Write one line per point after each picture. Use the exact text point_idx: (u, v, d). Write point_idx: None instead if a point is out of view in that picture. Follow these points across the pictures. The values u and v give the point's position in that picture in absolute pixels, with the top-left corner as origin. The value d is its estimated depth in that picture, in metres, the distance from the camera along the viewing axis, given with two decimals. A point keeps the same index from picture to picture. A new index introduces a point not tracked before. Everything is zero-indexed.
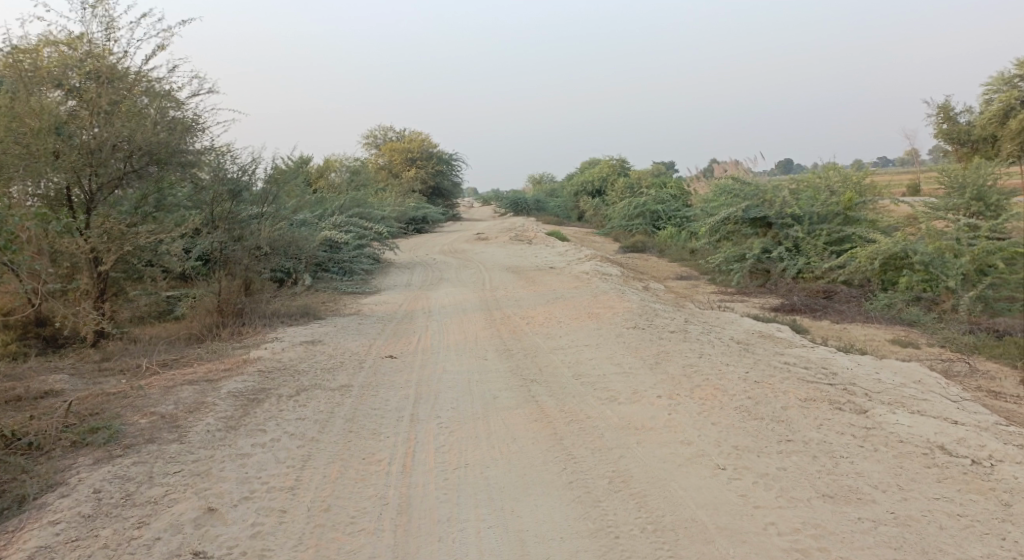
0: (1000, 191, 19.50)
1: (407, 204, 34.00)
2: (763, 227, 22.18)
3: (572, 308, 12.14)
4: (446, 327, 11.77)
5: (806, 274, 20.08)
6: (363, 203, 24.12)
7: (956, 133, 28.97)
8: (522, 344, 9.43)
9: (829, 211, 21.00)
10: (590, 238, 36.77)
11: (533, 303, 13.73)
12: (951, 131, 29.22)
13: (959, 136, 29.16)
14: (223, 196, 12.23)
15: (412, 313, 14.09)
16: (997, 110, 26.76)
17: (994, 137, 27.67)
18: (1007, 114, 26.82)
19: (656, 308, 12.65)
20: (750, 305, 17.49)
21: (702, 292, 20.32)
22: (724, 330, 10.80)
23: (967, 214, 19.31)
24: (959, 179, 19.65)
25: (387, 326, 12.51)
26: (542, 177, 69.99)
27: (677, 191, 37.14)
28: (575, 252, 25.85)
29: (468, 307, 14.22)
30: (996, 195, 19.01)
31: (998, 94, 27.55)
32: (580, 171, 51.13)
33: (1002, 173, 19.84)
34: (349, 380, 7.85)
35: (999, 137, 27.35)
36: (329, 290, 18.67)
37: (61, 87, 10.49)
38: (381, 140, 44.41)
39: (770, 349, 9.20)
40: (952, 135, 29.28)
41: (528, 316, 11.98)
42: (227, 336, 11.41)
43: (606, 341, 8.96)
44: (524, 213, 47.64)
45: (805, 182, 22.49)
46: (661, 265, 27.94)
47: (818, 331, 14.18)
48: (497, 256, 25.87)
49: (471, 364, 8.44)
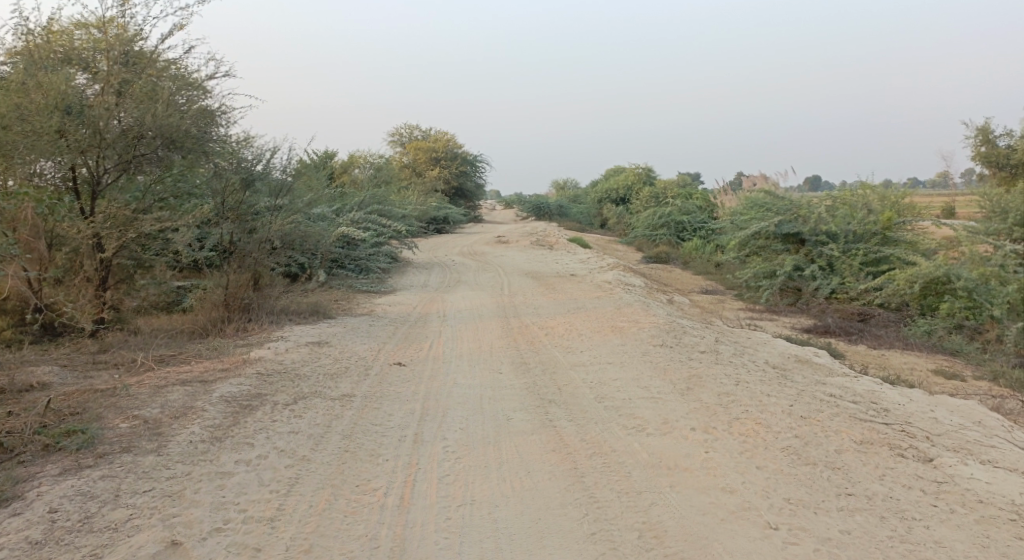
0: None
1: (430, 204, 33.46)
2: (796, 244, 21.37)
3: (594, 320, 11.51)
4: (461, 333, 11.17)
5: (840, 294, 19.30)
6: (384, 200, 23.57)
7: (993, 156, 28.02)
8: (541, 356, 8.80)
9: (865, 230, 20.17)
10: (612, 246, 36.06)
11: (553, 312, 13.09)
12: (988, 154, 28.29)
13: (996, 159, 28.23)
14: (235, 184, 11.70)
15: (426, 317, 13.50)
16: None
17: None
18: None
19: (684, 324, 11.94)
20: (780, 324, 16.73)
21: (730, 308, 19.54)
22: (758, 353, 10.08)
23: (1010, 240, 18.45)
24: (1001, 203, 18.80)
25: (399, 329, 11.93)
26: (566, 182, 69.38)
27: (703, 202, 36.38)
28: (598, 260, 25.17)
29: (484, 313, 13.61)
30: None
31: None
32: (604, 177, 50.43)
33: None
34: (352, 389, 7.23)
35: None
36: (342, 288, 18.22)
37: (80, 66, 10.02)
38: (406, 138, 43.99)
39: (810, 377, 8.49)
40: (989, 158, 28.32)
41: (548, 326, 11.34)
42: (232, 333, 10.89)
43: (632, 359, 8.30)
44: (546, 217, 47.00)
45: (841, 199, 21.67)
46: (685, 278, 27.17)
47: (855, 356, 13.42)
48: (518, 261, 25.21)
49: (485, 377, 7.80)
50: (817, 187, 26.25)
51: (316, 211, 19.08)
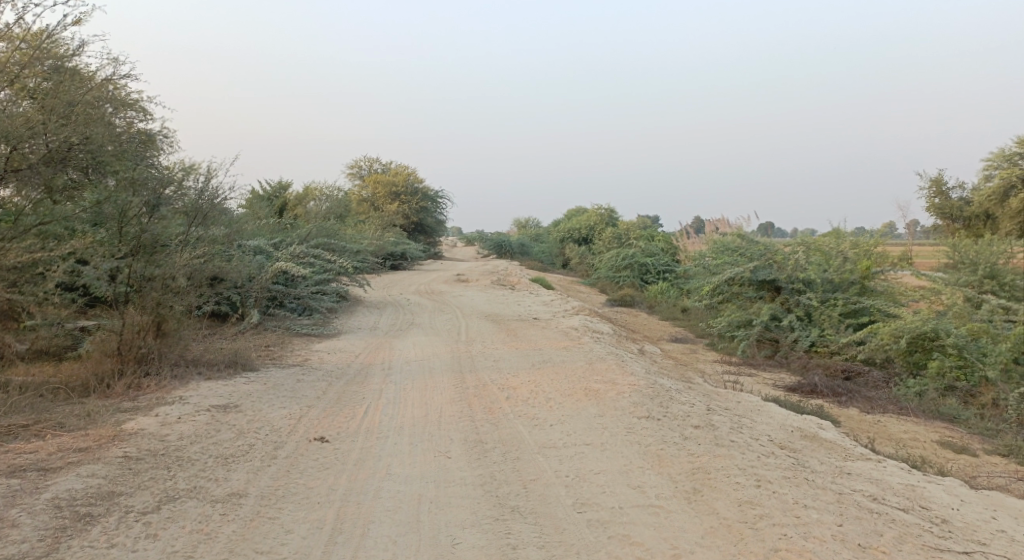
0: (1012, 271, 18.16)
1: (386, 239, 31.68)
2: (771, 291, 19.89)
3: (561, 379, 9.84)
4: (404, 393, 9.34)
5: (820, 347, 17.77)
6: (333, 234, 21.71)
7: (948, 209, 27.25)
8: (501, 430, 7.09)
9: (844, 278, 18.77)
10: (575, 287, 34.50)
11: (512, 366, 11.29)
12: (942, 207, 27.49)
13: (950, 213, 27.41)
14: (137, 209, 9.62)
15: (368, 368, 11.71)
16: (997, 187, 24.86)
17: (988, 214, 26.04)
18: (1007, 193, 24.89)
19: (665, 384, 10.31)
20: (760, 380, 15.18)
21: (704, 360, 17.99)
22: (758, 424, 8.41)
23: (979, 292, 17.80)
24: (970, 255, 18.46)
25: (332, 385, 10.08)
26: (530, 220, 68.11)
27: (665, 245, 35.12)
28: (562, 303, 23.60)
29: (437, 365, 11.81)
30: (1009, 274, 17.56)
31: (997, 171, 25.46)
32: (566, 217, 49.20)
33: (1015, 252, 18.57)
34: (244, 484, 5.45)
35: (994, 215, 25.63)
36: (276, 330, 16.34)
37: None
38: (366, 171, 42.29)
39: (830, 465, 6.83)
40: (944, 210, 27.58)
41: (509, 385, 9.62)
42: (120, 391, 9.07)
43: (613, 438, 6.66)
44: (508, 256, 45.45)
45: (814, 246, 20.13)
46: (653, 324, 25.62)
47: (851, 423, 11.84)
48: (477, 302, 23.48)
49: (426, 463, 6.04)
50: (765, 233, 25.04)
51: (246, 246, 17.34)
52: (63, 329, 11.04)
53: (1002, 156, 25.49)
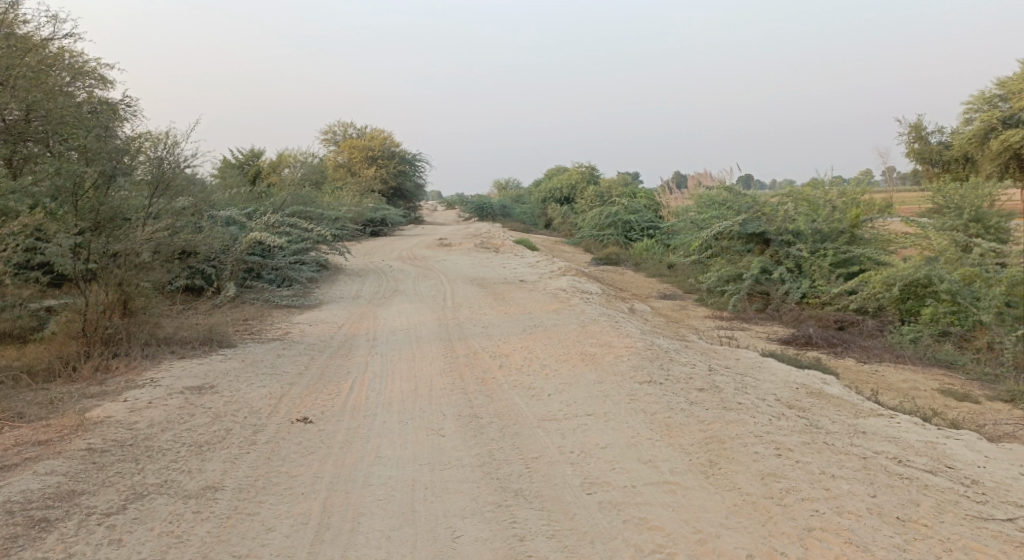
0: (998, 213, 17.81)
1: (365, 206, 30.98)
2: (760, 244, 19.48)
3: (554, 344, 9.41)
4: (391, 366, 8.86)
5: (811, 298, 17.38)
6: (309, 202, 21.05)
7: (927, 153, 26.89)
8: (495, 403, 6.66)
9: (833, 228, 18.36)
10: (559, 248, 34.02)
11: (501, 332, 10.81)
12: (922, 151, 27.14)
13: (930, 156, 27.07)
14: (95, 181, 9.03)
15: (350, 340, 11.23)
16: (977, 129, 24.45)
17: (968, 157, 25.72)
18: (987, 134, 24.49)
19: (661, 344, 9.89)
20: (754, 335, 14.83)
21: (695, 317, 17.62)
22: (762, 383, 8.01)
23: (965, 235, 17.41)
24: (955, 199, 18.03)
25: (314, 360, 9.59)
26: (510, 181, 67.27)
27: (647, 201, 34.64)
28: (547, 264, 23.12)
29: (423, 333, 11.32)
30: (995, 217, 17.28)
31: (978, 114, 25.03)
32: (546, 176, 48.54)
33: (999, 195, 18.23)
34: (220, 475, 5.02)
35: (973, 158, 25.29)
36: (254, 303, 15.80)
37: None
38: (342, 137, 41.31)
39: (845, 425, 6.43)
40: (923, 154, 27.22)
41: (500, 352, 9.18)
42: (88, 374, 8.60)
43: (616, 407, 6.25)
44: (489, 219, 44.86)
45: (801, 196, 19.74)
46: (639, 281, 25.23)
47: (850, 375, 11.50)
48: (460, 266, 22.95)
49: (415, 444, 5.61)
50: (748, 186, 24.63)
51: (218, 217, 16.73)
52: (27, 309, 10.49)
53: (983, 99, 25.07)
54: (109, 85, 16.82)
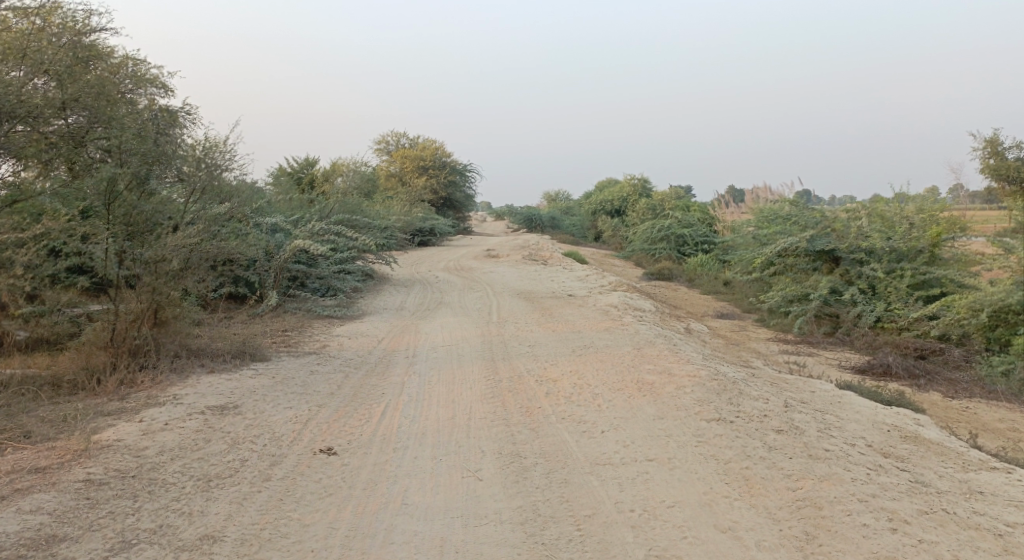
0: None
1: (414, 214, 30.56)
2: (829, 262, 18.36)
3: (608, 369, 8.56)
4: (428, 389, 8.12)
5: (886, 322, 16.22)
6: (355, 210, 20.56)
7: (1002, 171, 25.24)
8: (542, 439, 5.85)
9: (910, 247, 17.15)
10: (609, 261, 33.07)
11: (550, 353, 10.01)
12: (998, 168, 25.57)
13: (1006, 173, 25.47)
14: (128, 183, 8.48)
15: (391, 356, 10.57)
16: None
17: None
18: None
19: (728, 371, 9.01)
20: (823, 361, 13.77)
21: (757, 339, 16.60)
22: (847, 424, 7.08)
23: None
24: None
25: (349, 378, 8.89)
26: (559, 192, 66.57)
27: (702, 215, 33.44)
28: (599, 278, 22.28)
29: (466, 352, 10.57)
30: None
31: None
32: (597, 189, 47.63)
33: None
34: (222, 522, 4.40)
35: None
36: (295, 312, 15.28)
37: None
38: (393, 146, 41.05)
39: (956, 484, 5.49)
40: (997, 172, 25.56)
41: (548, 377, 8.36)
42: (111, 388, 8.04)
43: (681, 450, 5.41)
44: (538, 230, 44.10)
45: (874, 213, 18.60)
46: (694, 299, 24.17)
47: (936, 413, 10.41)
48: (509, 278, 22.22)
49: (449, 488, 4.85)
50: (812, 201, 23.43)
51: (262, 223, 16.26)
52: (63, 315, 10.03)
53: None
54: (169, 91, 17.47)
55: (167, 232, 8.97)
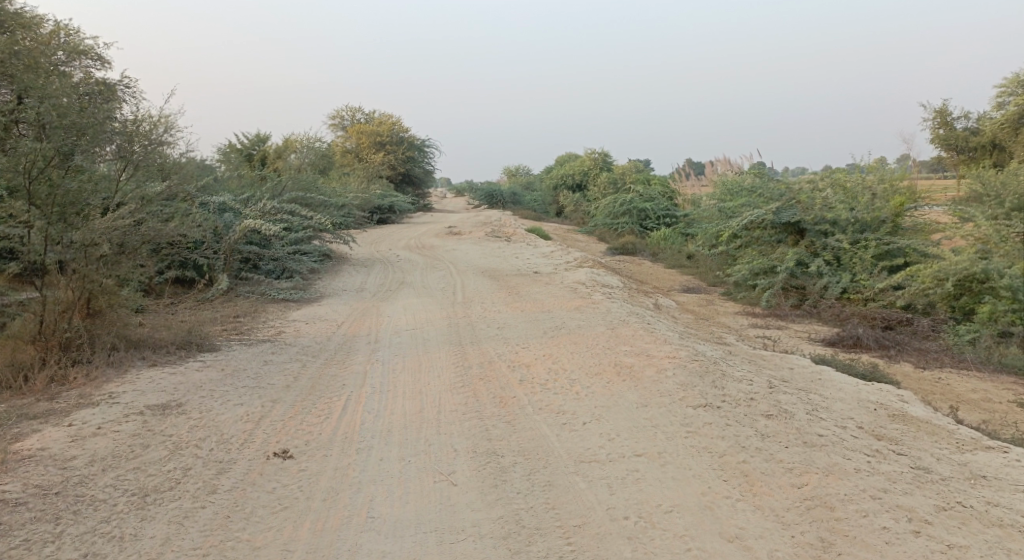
0: None
1: (372, 192, 29.76)
2: (794, 235, 18.09)
3: (582, 352, 8.11)
4: (393, 379, 7.59)
5: (852, 293, 16.00)
6: (311, 187, 19.75)
7: (954, 140, 25.29)
8: (518, 434, 5.37)
9: (873, 217, 16.92)
10: (572, 237, 32.65)
11: (519, 335, 9.52)
12: (948, 137, 25.56)
13: (956, 143, 25.48)
14: (53, 158, 7.78)
15: (350, 342, 9.99)
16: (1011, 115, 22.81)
17: (994, 143, 24.07)
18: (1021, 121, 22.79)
19: (705, 349, 8.62)
20: (793, 335, 13.51)
21: (725, 313, 16.33)
22: (835, 405, 6.70)
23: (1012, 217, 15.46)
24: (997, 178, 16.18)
25: (306, 368, 8.32)
26: (520, 168, 65.93)
27: (662, 188, 33.10)
28: (563, 254, 21.82)
29: (432, 336, 10.03)
30: None
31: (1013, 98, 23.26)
32: (557, 163, 47.13)
33: None
34: (160, 548, 3.92)
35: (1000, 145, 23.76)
36: (248, 296, 14.59)
37: None
38: (350, 122, 40.00)
39: (957, 469, 5.12)
40: (950, 142, 25.61)
41: (520, 362, 7.89)
42: (41, 387, 7.40)
43: (669, 442, 4.97)
44: (499, 206, 43.51)
45: (838, 183, 18.35)
46: (659, 273, 23.87)
47: (913, 386, 10.16)
48: (472, 256, 21.66)
49: (419, 495, 4.42)
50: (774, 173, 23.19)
51: (210, 202, 15.46)
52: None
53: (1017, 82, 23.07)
54: (109, 65, 16.71)
55: (96, 213, 8.31)
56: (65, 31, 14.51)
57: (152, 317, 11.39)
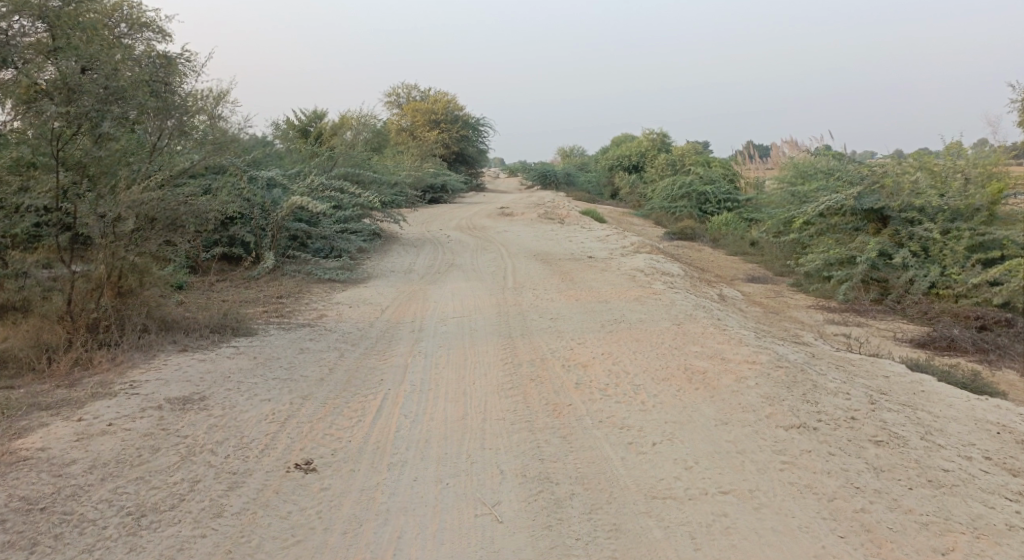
0: None
1: (425, 170, 29.13)
2: (876, 223, 16.88)
3: (647, 351, 7.25)
4: (434, 375, 6.88)
5: (941, 288, 14.78)
6: (360, 166, 19.14)
7: None
8: (577, 454, 4.62)
9: (965, 205, 15.55)
10: (627, 220, 31.63)
11: (576, 329, 8.70)
12: None
13: None
14: (80, 126, 7.18)
15: (395, 330, 9.32)
16: None
17: None
18: None
19: (786, 351, 7.73)
20: (874, 334, 12.42)
21: (796, 306, 15.29)
22: (949, 428, 5.80)
23: None
24: None
25: (343, 358, 7.65)
26: (574, 149, 64.75)
27: (723, 169, 31.68)
28: (621, 238, 20.90)
29: (481, 326, 9.28)
30: None
31: None
32: (613, 144, 45.90)
33: None
34: None
35: None
36: (294, 275, 14.05)
37: None
38: (405, 99, 39.39)
39: None
40: None
41: (576, 361, 7.08)
42: (64, 370, 6.82)
43: (761, 477, 4.21)
44: (553, 187, 42.58)
45: (926, 167, 17.02)
46: (721, 260, 22.73)
47: (1019, 398, 9.06)
48: (525, 238, 20.88)
49: (461, 536, 3.79)
50: None
51: (258, 177, 14.86)
52: None
53: None
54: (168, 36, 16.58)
55: (123, 185, 7.64)
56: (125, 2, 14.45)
57: (190, 297, 10.89)
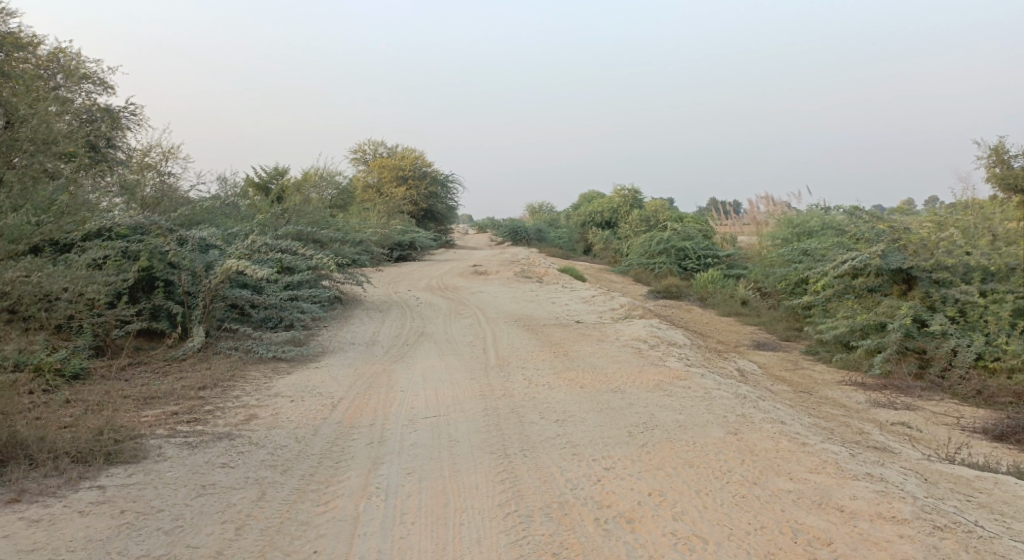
0: None
1: (390, 228, 26.84)
2: (902, 285, 14.79)
3: (718, 491, 4.90)
4: (401, 545, 4.54)
5: (990, 361, 12.51)
6: (314, 221, 16.65)
7: None
8: None
9: (999, 264, 13.41)
10: (605, 277, 29.51)
11: (595, 442, 6.28)
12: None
13: None
14: None
15: (346, 442, 6.82)
16: None
17: None
18: None
19: (903, 481, 5.40)
20: (932, 421, 10.11)
21: (823, 381, 13.11)
22: None
23: None
24: None
25: (267, 501, 5.19)
26: (543, 205, 63.25)
27: (698, 225, 29.47)
28: (608, 299, 18.67)
29: (463, 436, 6.76)
30: None
31: None
32: (584, 199, 44.16)
33: None
34: None
35: None
36: (228, 354, 11.48)
37: None
38: (372, 155, 37.36)
39: None
40: None
41: (614, 513, 4.71)
42: None
43: None
44: (523, 243, 40.64)
45: (949, 222, 15.06)
46: (717, 322, 20.50)
47: None
48: (503, 300, 18.54)
49: None
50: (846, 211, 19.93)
51: (189, 238, 12.18)
52: None
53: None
54: (112, 87, 14.81)
55: None
56: (67, 52, 13.33)
57: (81, 394, 8.40)
